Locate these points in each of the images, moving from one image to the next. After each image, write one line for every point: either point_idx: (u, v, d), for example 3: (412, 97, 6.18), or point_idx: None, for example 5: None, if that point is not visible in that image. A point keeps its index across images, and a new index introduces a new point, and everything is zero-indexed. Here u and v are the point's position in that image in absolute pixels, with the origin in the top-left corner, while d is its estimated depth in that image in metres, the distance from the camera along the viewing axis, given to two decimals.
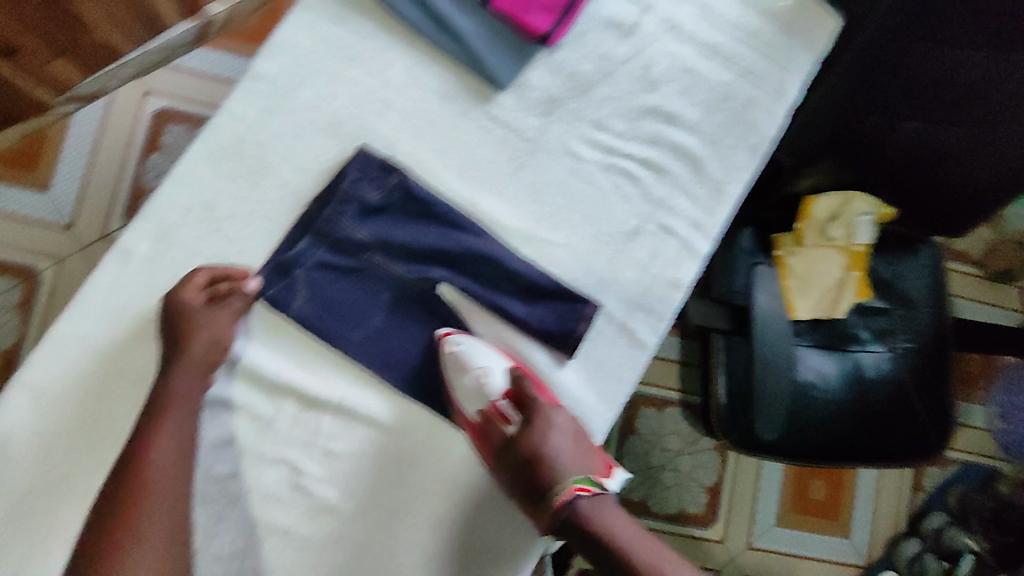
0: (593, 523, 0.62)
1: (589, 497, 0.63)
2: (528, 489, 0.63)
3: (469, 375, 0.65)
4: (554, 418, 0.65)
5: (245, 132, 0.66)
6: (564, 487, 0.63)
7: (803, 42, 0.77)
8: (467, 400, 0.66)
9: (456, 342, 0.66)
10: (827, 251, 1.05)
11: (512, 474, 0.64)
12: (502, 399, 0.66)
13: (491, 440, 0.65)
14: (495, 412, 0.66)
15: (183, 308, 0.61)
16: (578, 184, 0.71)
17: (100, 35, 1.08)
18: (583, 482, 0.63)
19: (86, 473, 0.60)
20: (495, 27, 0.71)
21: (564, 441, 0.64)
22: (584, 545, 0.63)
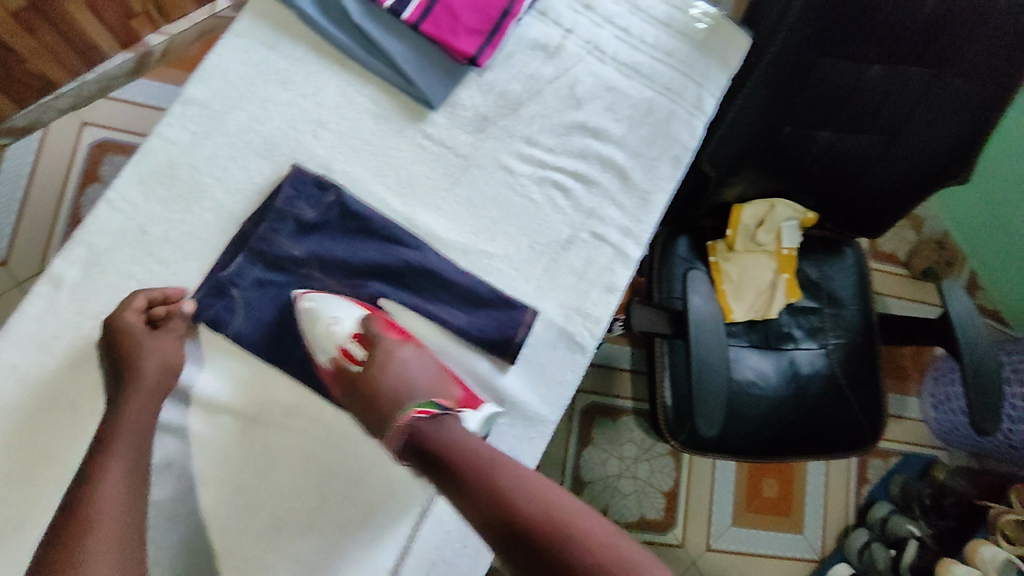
0: (431, 442, 0.61)
1: (428, 419, 0.62)
2: (376, 421, 0.64)
3: (317, 323, 0.65)
4: (398, 352, 0.66)
5: (178, 155, 0.67)
6: (405, 412, 0.63)
7: (717, 60, 0.82)
8: (318, 348, 0.66)
9: (310, 300, 0.66)
10: (757, 255, 1.11)
11: (363, 406, 0.65)
12: (352, 342, 0.67)
13: (344, 382, 0.67)
14: (343, 355, 0.67)
15: (128, 333, 0.61)
16: (511, 197, 0.74)
17: (34, 66, 1.07)
18: (424, 405, 0.63)
19: (18, 507, 0.59)
20: (423, 50, 0.73)
21: (410, 372, 0.65)
22: (426, 466, 0.61)
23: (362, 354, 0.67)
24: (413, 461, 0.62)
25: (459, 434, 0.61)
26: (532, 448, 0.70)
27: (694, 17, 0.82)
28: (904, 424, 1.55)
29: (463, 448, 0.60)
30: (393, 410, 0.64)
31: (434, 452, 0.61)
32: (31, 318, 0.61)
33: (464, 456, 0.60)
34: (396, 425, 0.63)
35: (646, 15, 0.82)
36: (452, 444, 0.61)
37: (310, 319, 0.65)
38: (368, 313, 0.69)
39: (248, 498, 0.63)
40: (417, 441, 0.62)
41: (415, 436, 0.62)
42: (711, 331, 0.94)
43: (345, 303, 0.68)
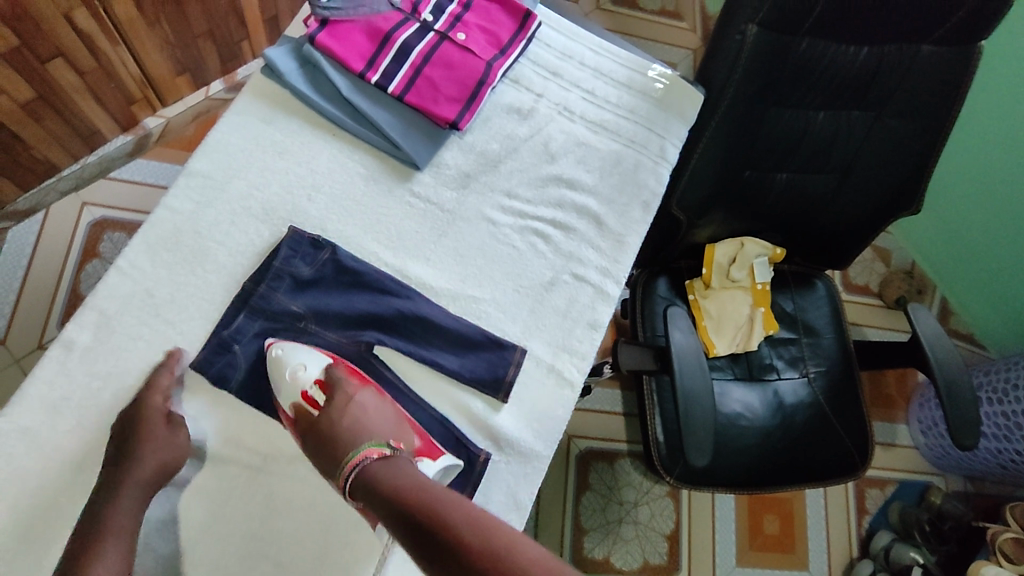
0: (373, 480, 0.62)
1: (378, 458, 0.64)
2: (327, 461, 0.65)
3: (282, 370, 0.67)
4: (357, 397, 0.68)
5: (183, 223, 0.72)
6: (356, 451, 0.64)
7: (676, 113, 0.90)
8: (281, 394, 0.67)
9: (278, 348, 0.68)
10: (733, 292, 1.16)
11: (318, 454, 0.66)
12: (315, 388, 0.67)
13: (303, 427, 0.67)
14: (304, 402, 0.67)
15: (143, 412, 0.64)
16: (495, 246, 0.79)
17: (39, 151, 1.14)
18: (375, 445, 0.65)
19: (26, 569, 0.59)
20: (408, 118, 0.80)
21: (367, 416, 0.67)
22: (375, 504, 0.60)
23: (322, 401, 0.68)
24: (364, 502, 0.61)
25: (400, 471, 0.62)
26: (529, 484, 0.72)
27: (652, 77, 0.91)
28: (895, 450, 1.57)
29: (413, 485, 0.60)
30: (344, 452, 0.65)
31: (384, 490, 0.60)
32: (42, 381, 0.64)
33: (399, 489, 0.60)
34: (348, 466, 0.64)
35: (608, 78, 0.90)
36: (403, 482, 0.60)
37: (276, 365, 0.68)
38: (331, 361, 0.70)
39: (253, 545, 0.64)
40: (366, 481, 0.62)
41: (364, 476, 0.63)
42: (693, 363, 0.97)
43: (311, 351, 0.69)
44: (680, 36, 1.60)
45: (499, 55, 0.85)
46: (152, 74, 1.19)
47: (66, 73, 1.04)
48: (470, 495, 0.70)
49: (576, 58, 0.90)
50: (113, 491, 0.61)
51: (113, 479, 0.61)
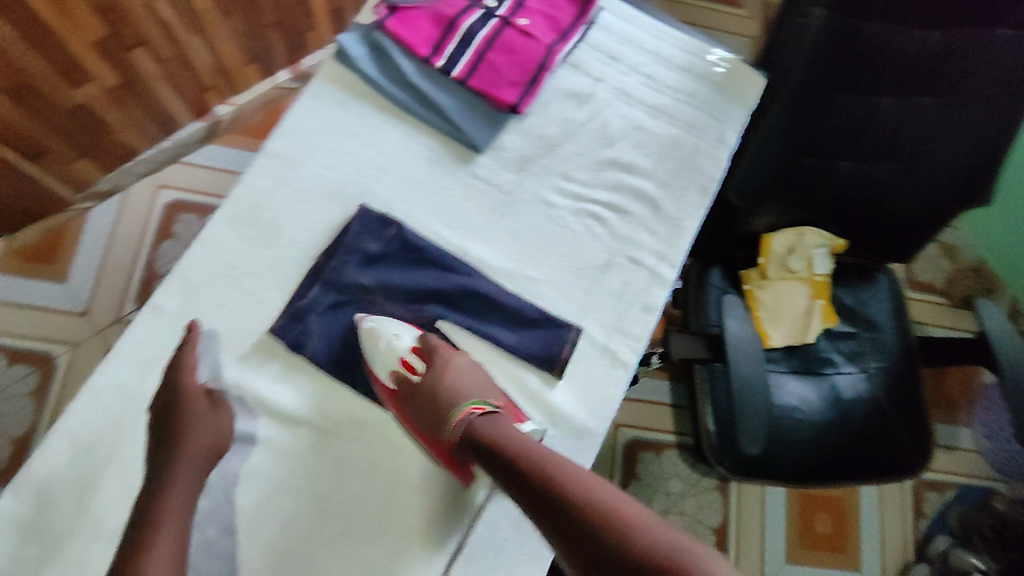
0: (483, 435, 0.66)
1: (482, 415, 0.67)
2: (429, 419, 0.69)
3: (379, 338, 0.71)
4: (453, 360, 0.71)
5: (261, 200, 0.76)
6: (460, 408, 0.68)
7: (735, 98, 0.90)
8: (378, 363, 0.71)
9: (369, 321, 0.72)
10: (791, 283, 1.14)
11: (422, 415, 0.69)
12: (411, 354, 0.71)
13: (402, 392, 0.70)
14: (403, 368, 0.70)
15: (181, 393, 0.66)
16: (552, 228, 0.81)
17: (120, 136, 1.22)
18: (477, 402, 0.68)
19: (118, 513, 0.64)
20: (471, 102, 0.82)
21: (465, 378, 0.70)
22: (483, 459, 0.65)
23: (419, 366, 0.71)
24: (472, 456, 0.66)
25: (509, 432, 0.66)
26: (582, 460, 0.73)
27: (712, 62, 0.91)
28: (956, 454, 1.51)
29: (517, 445, 0.64)
30: (449, 410, 0.68)
31: (490, 445, 0.65)
32: (135, 341, 0.69)
33: (512, 448, 0.64)
34: (453, 424, 0.67)
35: (668, 62, 0.90)
36: (507, 440, 0.65)
37: (370, 334, 0.71)
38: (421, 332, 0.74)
39: (321, 504, 0.68)
40: (472, 436, 0.66)
41: (472, 432, 0.66)
42: (749, 352, 0.97)
43: (399, 321, 0.74)
44: (738, 24, 1.57)
45: (559, 40, 0.86)
46: (224, 63, 1.26)
47: (147, 60, 1.10)
48: None
49: (636, 43, 0.90)
50: (173, 460, 0.64)
51: (169, 457, 0.64)
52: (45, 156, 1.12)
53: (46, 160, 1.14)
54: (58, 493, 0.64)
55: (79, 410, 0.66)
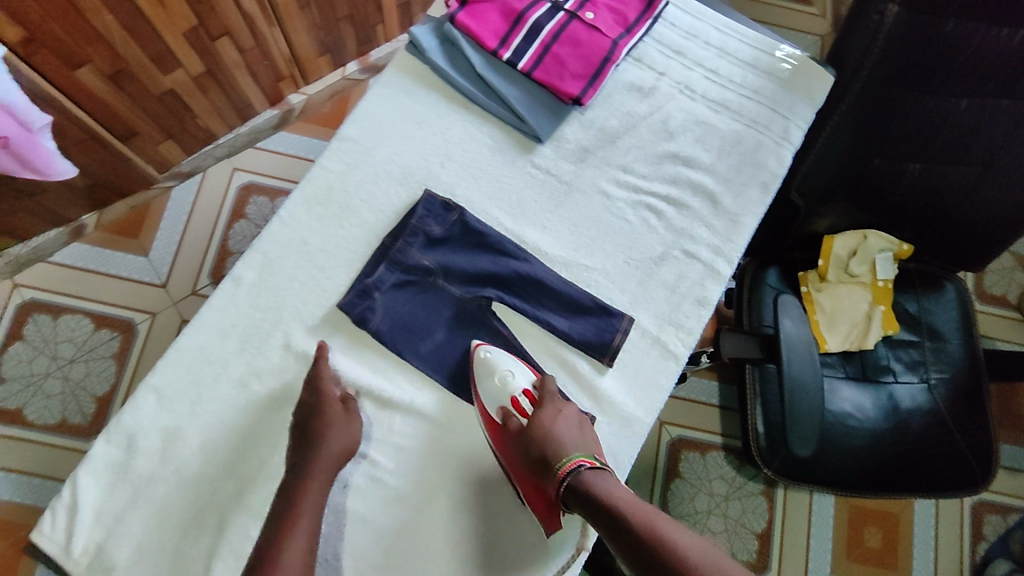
0: (592, 489, 0.66)
1: (591, 468, 0.68)
2: (535, 462, 0.70)
3: (494, 367, 0.74)
4: (563, 409, 0.72)
5: (334, 182, 0.81)
6: (568, 459, 0.68)
7: (802, 94, 0.89)
8: (491, 398, 0.73)
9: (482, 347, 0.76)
10: (852, 287, 1.11)
11: (529, 459, 0.71)
12: (523, 396, 0.74)
13: (509, 430, 0.73)
14: (513, 406, 0.73)
15: (321, 400, 0.70)
16: (609, 218, 0.82)
17: (202, 121, 1.30)
18: (586, 455, 0.69)
19: (197, 463, 0.70)
20: (535, 93, 0.84)
21: (572, 428, 0.71)
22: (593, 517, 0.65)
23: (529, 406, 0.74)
24: (578, 510, 0.67)
25: (618, 489, 0.66)
26: (629, 446, 0.75)
27: (779, 58, 0.90)
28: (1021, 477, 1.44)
29: (629, 506, 0.64)
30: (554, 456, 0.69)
31: (601, 504, 0.65)
32: (217, 308, 0.75)
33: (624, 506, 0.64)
34: (561, 472, 0.68)
35: (733, 58, 0.90)
36: (616, 498, 0.65)
37: (486, 362, 0.74)
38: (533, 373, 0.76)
39: (376, 470, 0.72)
40: (580, 492, 0.67)
41: (579, 483, 0.67)
42: (803, 352, 0.95)
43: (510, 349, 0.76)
44: (807, 22, 1.53)
45: (625, 34, 0.87)
46: (299, 54, 1.32)
47: (230, 50, 1.17)
48: None
49: (701, 38, 0.90)
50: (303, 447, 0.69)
51: (300, 446, 0.69)
52: (136, 137, 1.22)
53: (136, 142, 1.23)
54: (146, 441, 0.70)
55: (166, 368, 0.72)
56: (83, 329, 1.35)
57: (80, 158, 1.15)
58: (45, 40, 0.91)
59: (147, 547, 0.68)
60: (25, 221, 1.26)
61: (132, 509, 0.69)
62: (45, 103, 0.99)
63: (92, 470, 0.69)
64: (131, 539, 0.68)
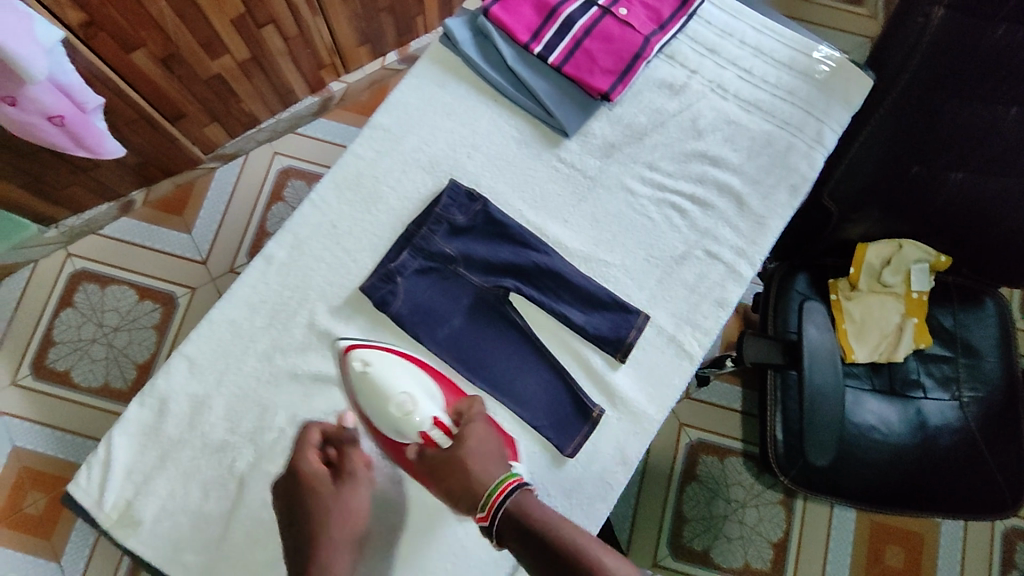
0: (524, 513, 0.64)
1: (514, 493, 0.65)
2: (460, 492, 0.66)
3: (380, 383, 0.73)
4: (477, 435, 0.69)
5: (364, 169, 0.83)
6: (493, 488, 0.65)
7: (838, 97, 0.87)
8: (405, 434, 0.72)
9: (359, 358, 0.74)
10: (884, 298, 1.09)
11: (454, 490, 0.67)
12: (434, 428, 0.71)
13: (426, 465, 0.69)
14: (427, 440, 0.71)
15: (306, 481, 0.68)
16: (632, 215, 0.82)
17: (246, 106, 1.35)
18: (508, 477, 0.66)
19: (222, 429, 0.74)
20: (564, 87, 0.85)
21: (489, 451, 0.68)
22: (526, 546, 0.63)
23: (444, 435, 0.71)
24: (509, 536, 0.64)
25: (551, 515, 0.64)
26: (638, 442, 0.76)
27: (816, 60, 0.88)
28: None
29: (562, 531, 0.62)
30: (481, 488, 0.66)
31: (537, 531, 0.62)
32: (247, 284, 0.78)
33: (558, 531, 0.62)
34: (488, 501, 0.65)
35: (769, 57, 0.88)
36: (550, 523, 0.63)
37: (365, 378, 0.73)
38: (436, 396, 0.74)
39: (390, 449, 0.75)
40: (515, 517, 0.64)
41: (510, 509, 0.64)
42: (827, 361, 0.94)
43: (393, 359, 0.75)
44: (854, 22, 1.49)
45: (658, 30, 0.86)
46: (340, 43, 1.36)
47: (275, 38, 1.21)
48: (580, 445, 0.75)
49: (737, 37, 0.89)
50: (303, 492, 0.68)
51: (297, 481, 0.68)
52: (183, 119, 1.27)
53: (184, 124, 1.29)
54: (176, 406, 0.74)
55: (198, 339, 0.76)
56: (127, 300, 1.42)
57: (131, 137, 1.21)
58: (104, 24, 0.96)
59: (173, 504, 0.72)
60: (79, 194, 1.33)
61: (161, 468, 0.73)
62: (101, 84, 1.04)
63: (126, 431, 0.73)
64: (159, 496, 0.72)
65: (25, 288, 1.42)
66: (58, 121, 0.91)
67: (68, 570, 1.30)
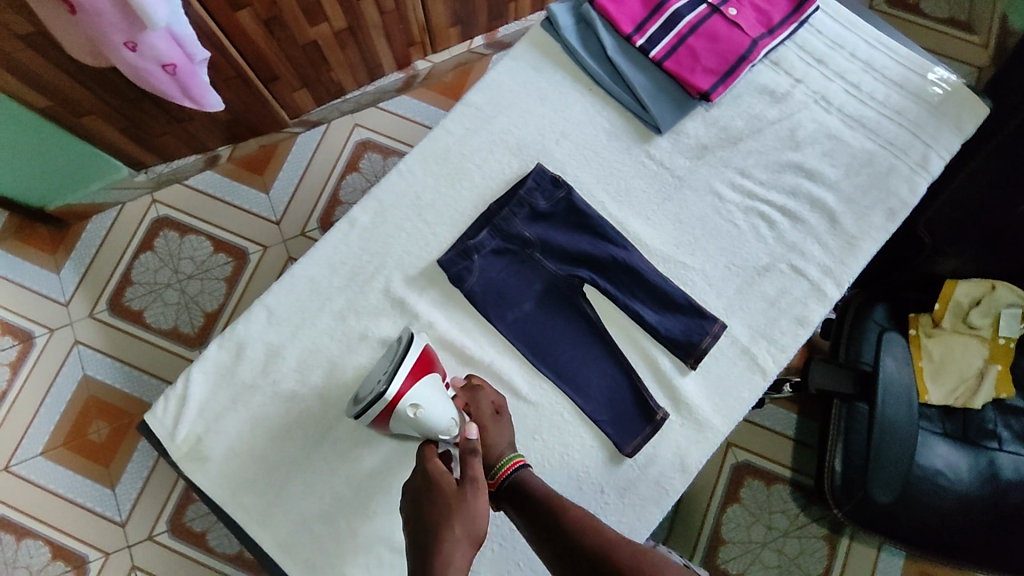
0: (513, 482, 0.68)
1: (512, 473, 0.68)
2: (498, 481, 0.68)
3: (436, 428, 0.66)
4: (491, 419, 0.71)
5: (452, 144, 0.84)
6: (496, 470, 0.68)
7: (951, 122, 0.82)
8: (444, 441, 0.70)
9: (411, 403, 0.64)
10: (965, 339, 1.03)
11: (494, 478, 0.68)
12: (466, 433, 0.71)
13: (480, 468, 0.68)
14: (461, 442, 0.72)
15: (434, 482, 0.64)
16: (718, 220, 0.80)
17: (334, 74, 1.38)
18: (510, 460, 0.68)
19: (292, 380, 0.77)
20: (661, 83, 0.82)
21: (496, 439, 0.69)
22: (515, 509, 0.67)
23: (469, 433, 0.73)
24: (502, 503, 0.68)
25: (537, 485, 0.67)
26: (699, 450, 0.74)
27: (930, 82, 0.84)
28: None
29: (545, 495, 0.66)
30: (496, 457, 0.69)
31: (523, 497, 0.66)
32: (330, 244, 0.80)
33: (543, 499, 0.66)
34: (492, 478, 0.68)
35: (879, 74, 0.84)
36: (536, 491, 0.66)
37: (419, 425, 0.65)
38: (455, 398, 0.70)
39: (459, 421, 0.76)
40: (508, 486, 0.68)
41: (503, 483, 0.68)
42: (902, 396, 0.90)
43: (439, 391, 0.67)
44: (963, 49, 1.41)
45: (766, 34, 0.83)
46: (431, 22, 1.38)
47: (372, 10, 1.23)
48: (638, 444, 0.74)
49: (848, 49, 0.85)
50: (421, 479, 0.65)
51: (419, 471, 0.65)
52: (275, 82, 1.31)
53: (275, 86, 1.33)
54: (252, 352, 0.77)
55: (279, 291, 0.79)
56: (203, 250, 1.49)
57: (226, 93, 1.26)
58: None
59: (240, 445, 0.75)
60: (170, 144, 1.39)
61: (232, 409, 0.76)
62: (207, 39, 1.09)
63: (203, 369, 0.77)
64: (227, 436, 0.76)
65: (110, 227, 1.50)
66: (170, 69, 0.95)
67: (121, 497, 1.38)
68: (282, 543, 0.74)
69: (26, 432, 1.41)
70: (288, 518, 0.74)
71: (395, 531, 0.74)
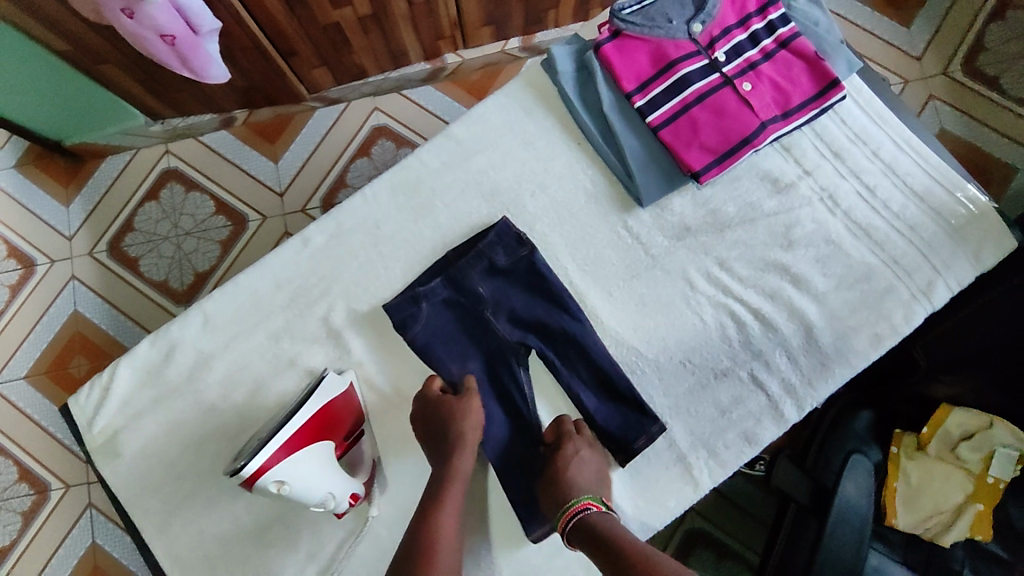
0: (598, 525, 0.63)
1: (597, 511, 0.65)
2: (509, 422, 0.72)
3: (302, 498, 0.64)
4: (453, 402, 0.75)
5: (424, 176, 0.79)
6: (575, 501, 0.66)
7: (969, 249, 0.73)
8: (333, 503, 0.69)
9: (275, 479, 0.61)
10: (950, 471, 0.93)
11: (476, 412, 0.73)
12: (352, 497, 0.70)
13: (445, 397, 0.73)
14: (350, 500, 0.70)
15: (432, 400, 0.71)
16: (684, 310, 0.74)
17: (356, 57, 1.34)
18: (593, 498, 0.66)
19: (213, 393, 0.75)
20: (655, 152, 0.75)
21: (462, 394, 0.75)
22: (593, 551, 0.61)
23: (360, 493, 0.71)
24: (581, 548, 0.63)
25: (618, 530, 0.62)
26: None
27: (956, 199, 0.74)
28: None
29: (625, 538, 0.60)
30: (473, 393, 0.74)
31: (602, 537, 0.62)
32: (279, 260, 0.77)
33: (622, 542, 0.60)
34: (569, 514, 0.65)
35: (899, 180, 0.75)
36: (616, 535, 0.61)
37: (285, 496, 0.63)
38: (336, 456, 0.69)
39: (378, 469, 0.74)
40: (587, 527, 0.63)
41: (582, 523, 0.64)
42: (854, 527, 0.84)
43: (309, 466, 0.64)
44: None
45: (779, 118, 0.74)
46: (463, 19, 1.32)
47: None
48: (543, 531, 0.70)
49: (870, 146, 0.76)
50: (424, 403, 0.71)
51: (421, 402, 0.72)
52: (294, 56, 1.27)
53: (293, 60, 1.28)
54: (182, 356, 0.76)
55: (220, 299, 0.77)
56: (204, 209, 1.45)
57: (242, 62, 1.23)
58: None
59: (153, 447, 0.75)
60: (186, 100, 1.38)
61: (152, 411, 0.75)
62: (225, 11, 1.04)
63: (131, 364, 0.76)
64: (143, 435, 0.75)
65: (117, 176, 1.48)
66: (169, 40, 0.93)
67: None
68: (174, 556, 0.73)
69: (11, 356, 1.42)
70: (184, 532, 0.74)
71: (286, 566, 0.73)
